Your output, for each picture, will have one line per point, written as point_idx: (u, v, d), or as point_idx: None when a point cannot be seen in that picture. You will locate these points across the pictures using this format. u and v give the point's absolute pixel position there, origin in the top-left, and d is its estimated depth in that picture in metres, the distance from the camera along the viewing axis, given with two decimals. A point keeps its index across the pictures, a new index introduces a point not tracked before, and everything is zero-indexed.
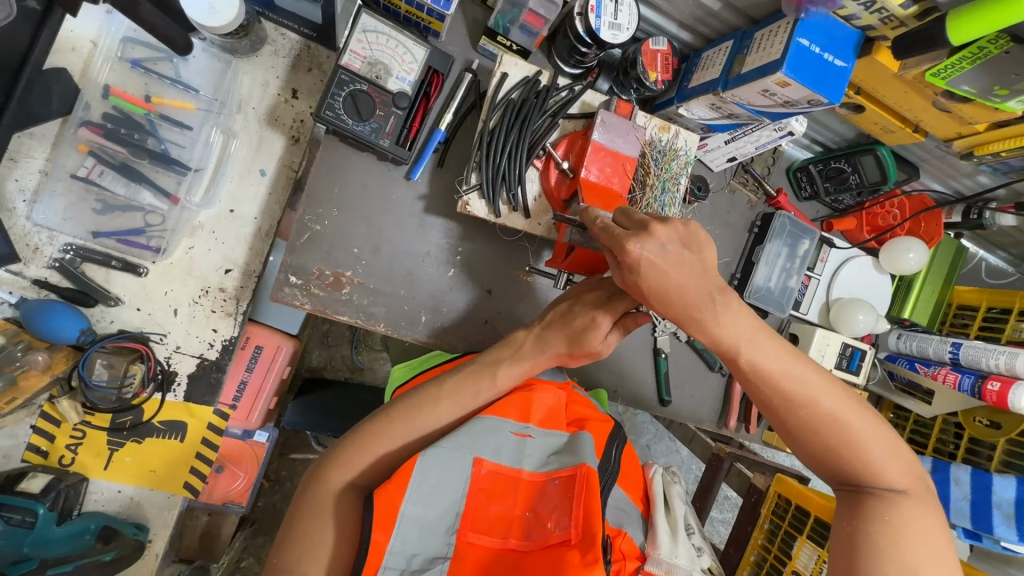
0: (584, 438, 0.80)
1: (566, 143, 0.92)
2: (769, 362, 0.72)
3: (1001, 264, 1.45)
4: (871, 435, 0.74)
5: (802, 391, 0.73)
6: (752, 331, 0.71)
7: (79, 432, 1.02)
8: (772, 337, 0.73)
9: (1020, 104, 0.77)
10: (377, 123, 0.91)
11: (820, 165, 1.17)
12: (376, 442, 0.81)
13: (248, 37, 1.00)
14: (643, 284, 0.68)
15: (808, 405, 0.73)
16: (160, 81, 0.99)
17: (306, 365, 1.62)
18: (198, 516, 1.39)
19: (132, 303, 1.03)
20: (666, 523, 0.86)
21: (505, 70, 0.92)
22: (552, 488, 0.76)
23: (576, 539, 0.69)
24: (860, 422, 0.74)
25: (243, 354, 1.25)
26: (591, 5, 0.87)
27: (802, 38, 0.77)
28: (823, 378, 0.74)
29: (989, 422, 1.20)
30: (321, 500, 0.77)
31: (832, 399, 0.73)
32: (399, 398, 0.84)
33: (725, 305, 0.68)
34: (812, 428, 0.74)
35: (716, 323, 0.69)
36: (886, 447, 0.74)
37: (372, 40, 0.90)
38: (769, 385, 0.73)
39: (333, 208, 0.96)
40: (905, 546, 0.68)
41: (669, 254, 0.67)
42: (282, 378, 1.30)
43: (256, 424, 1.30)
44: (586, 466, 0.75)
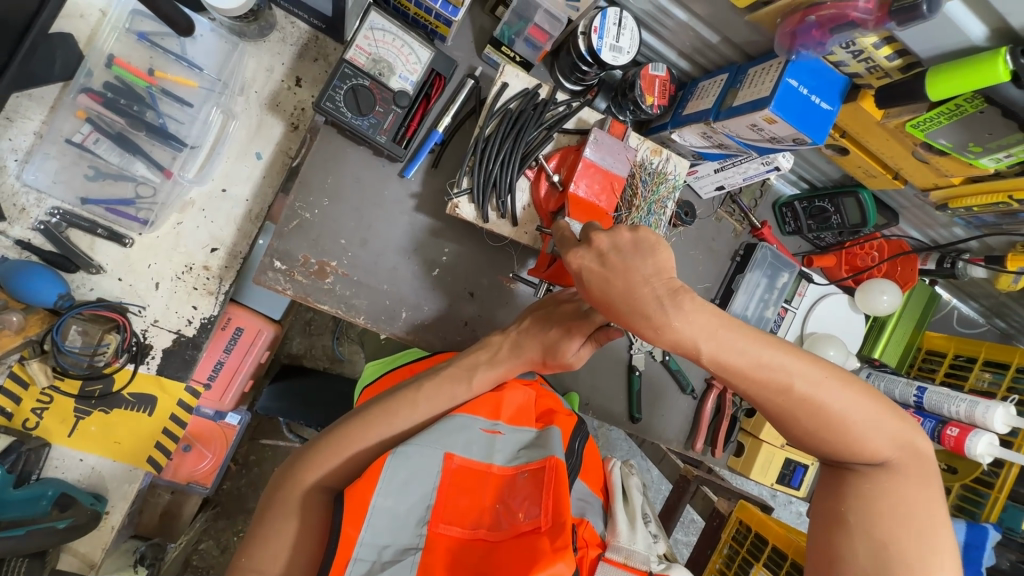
0: (552, 432, 0.80)
1: (559, 156, 0.93)
2: (738, 358, 0.66)
3: (973, 314, 1.49)
4: (852, 408, 0.69)
5: (776, 379, 0.67)
6: (711, 325, 0.65)
7: (47, 397, 1.02)
8: (735, 327, 0.66)
9: (992, 163, 0.82)
10: (376, 119, 0.93)
11: (805, 202, 1.21)
12: (343, 449, 0.78)
13: (257, 22, 1.01)
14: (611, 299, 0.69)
15: (782, 392, 0.68)
16: (165, 56, 1.00)
17: (287, 352, 1.62)
18: (161, 493, 1.39)
19: (113, 272, 1.03)
20: (624, 513, 0.85)
21: (505, 80, 0.93)
22: (521, 481, 0.76)
23: (546, 526, 0.70)
24: (840, 400, 0.69)
25: (222, 334, 1.25)
26: (594, 26, 0.89)
27: (791, 79, 0.80)
28: (799, 358, 0.68)
29: (948, 467, 1.25)
30: (291, 500, 0.76)
31: (808, 380, 0.67)
32: (377, 399, 0.82)
33: (676, 306, 0.64)
34: (789, 413, 0.70)
35: (669, 328, 0.64)
36: (869, 416, 0.69)
37: (379, 37, 0.92)
38: (739, 377, 0.68)
39: (324, 197, 0.98)
40: (880, 523, 0.67)
41: (608, 261, 0.68)
42: (259, 361, 1.31)
43: (228, 405, 1.30)
44: (554, 458, 0.75)
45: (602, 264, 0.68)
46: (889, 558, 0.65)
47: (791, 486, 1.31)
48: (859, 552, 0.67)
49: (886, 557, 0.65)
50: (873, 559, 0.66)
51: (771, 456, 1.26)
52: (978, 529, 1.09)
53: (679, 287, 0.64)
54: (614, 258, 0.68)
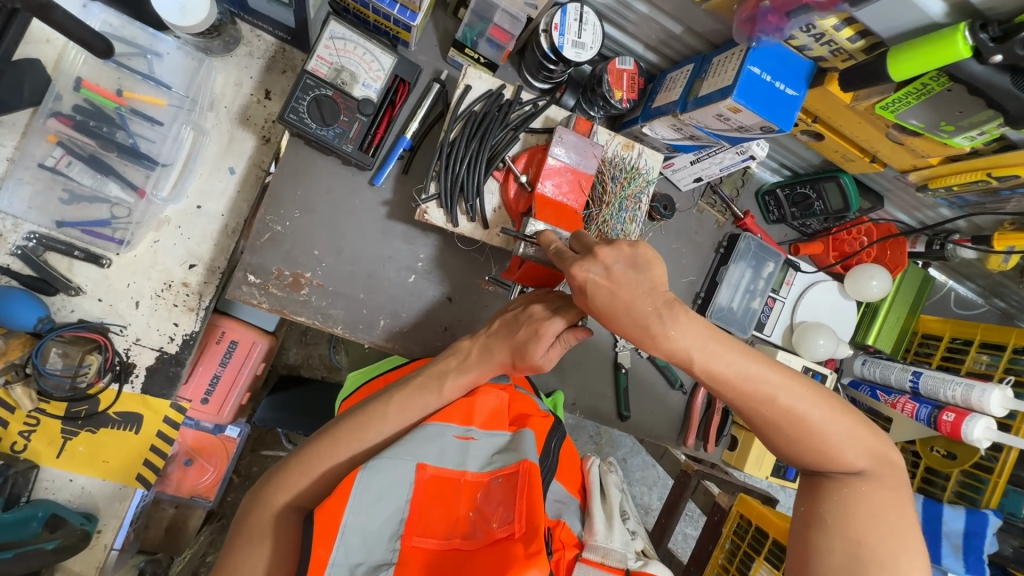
0: (524, 435, 0.79)
1: (526, 156, 0.93)
2: (727, 369, 0.71)
3: (971, 295, 1.46)
4: (830, 421, 0.74)
5: (759, 390, 0.72)
6: (703, 337, 0.71)
7: (33, 419, 1.03)
8: (727, 342, 0.72)
9: (967, 141, 0.80)
10: (341, 128, 0.92)
11: (787, 189, 1.19)
12: (314, 466, 0.77)
13: (221, 37, 1.01)
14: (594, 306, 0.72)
15: (766, 402, 0.73)
16: (132, 76, 1.00)
17: (283, 362, 1.63)
18: (165, 508, 1.42)
19: (93, 293, 1.04)
20: (601, 511, 0.84)
21: (468, 82, 0.93)
22: (495, 486, 0.75)
23: (520, 533, 0.69)
24: (819, 413, 0.73)
25: (217, 349, 1.24)
26: (554, 23, 0.88)
27: (753, 66, 0.78)
28: (782, 374, 0.73)
29: (946, 453, 1.20)
30: (261, 524, 0.74)
31: (789, 393, 0.72)
32: (346, 414, 0.81)
33: (673, 318, 0.69)
34: (773, 423, 0.74)
35: (666, 338, 0.70)
36: (846, 430, 0.74)
37: (340, 46, 0.91)
38: (725, 386, 0.73)
39: (295, 209, 0.97)
40: (853, 523, 0.71)
41: (614, 275, 0.71)
42: (255, 373, 1.30)
43: (226, 419, 1.29)
44: (528, 462, 0.75)
45: (609, 276, 0.70)
46: (862, 557, 0.69)
47: (786, 478, 1.29)
48: (835, 550, 0.70)
49: (859, 554, 0.69)
50: (847, 556, 0.69)
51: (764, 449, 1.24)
52: (978, 515, 1.08)
53: (675, 298, 0.70)
54: (619, 271, 0.70)
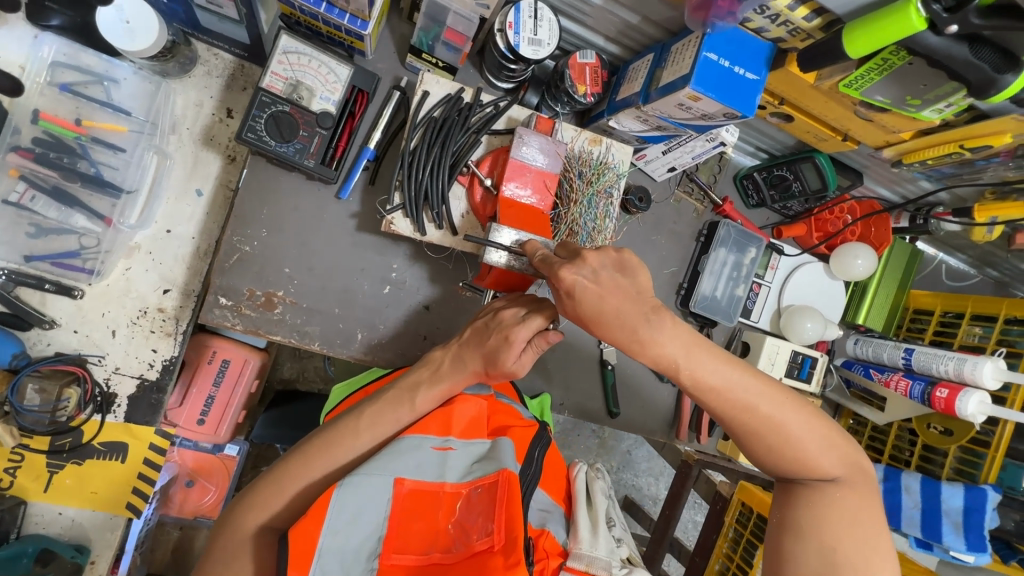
0: (503, 443, 0.79)
1: (490, 160, 0.91)
2: (714, 377, 0.72)
3: (963, 266, 1.43)
4: (807, 430, 0.74)
5: (741, 398, 0.73)
6: (687, 344, 0.71)
7: (17, 456, 1.02)
8: (711, 350, 0.72)
9: (935, 114, 0.78)
10: (302, 144, 0.91)
11: (764, 172, 1.16)
12: (288, 486, 0.77)
13: (175, 59, 1.00)
14: (581, 310, 0.71)
15: (748, 410, 0.73)
16: (91, 105, 0.98)
17: (278, 377, 1.58)
18: (170, 530, 1.41)
19: (69, 325, 1.04)
20: (587, 518, 0.83)
21: (426, 88, 0.91)
22: (474, 497, 0.75)
23: (499, 545, 0.68)
24: (798, 423, 0.74)
25: (210, 369, 1.21)
26: (508, 21, 0.86)
27: (709, 53, 0.77)
28: (763, 383, 0.74)
29: (943, 429, 1.16)
30: (234, 548, 0.73)
31: (769, 401, 0.73)
32: (319, 432, 0.80)
33: (660, 322, 0.69)
34: (754, 432, 0.74)
35: (653, 343, 0.70)
36: (822, 441, 0.74)
37: (293, 61, 0.90)
38: (708, 394, 0.73)
39: (263, 228, 0.96)
40: (827, 527, 0.71)
41: (602, 279, 0.70)
42: (250, 391, 1.26)
43: (225, 438, 1.27)
44: (507, 471, 0.74)
45: (596, 281, 0.69)
46: (835, 561, 0.69)
47: None
48: (809, 554, 0.70)
49: (834, 560, 0.69)
50: (822, 561, 0.69)
51: None
52: (976, 491, 1.07)
53: (663, 305, 0.70)
54: (607, 276, 0.70)
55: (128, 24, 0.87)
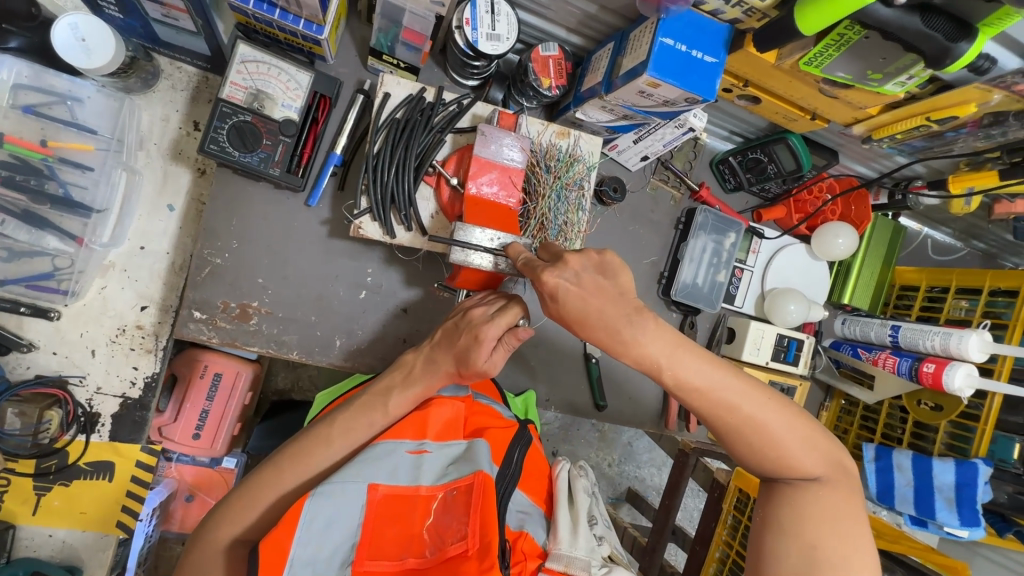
0: (479, 445, 0.79)
1: (455, 159, 0.91)
2: (697, 377, 0.72)
3: (949, 240, 1.42)
4: (788, 429, 0.74)
5: (723, 398, 0.73)
6: (671, 346, 0.71)
7: (4, 480, 1.03)
8: (694, 351, 0.72)
9: (898, 87, 0.76)
10: (266, 153, 0.90)
11: (739, 156, 1.15)
12: (262, 497, 0.77)
13: (136, 74, 1.00)
14: (565, 312, 0.71)
15: (731, 410, 0.73)
16: (55, 125, 0.96)
17: (273, 388, 1.48)
18: (172, 546, 1.41)
19: (48, 347, 1.04)
20: (568, 518, 0.82)
21: (387, 90, 0.91)
22: (449, 499, 0.75)
23: (474, 550, 0.68)
24: (780, 423, 0.73)
25: (202, 383, 1.20)
26: (465, 18, 0.86)
27: (665, 38, 0.76)
28: (745, 382, 0.74)
29: (934, 405, 1.14)
30: (208, 561, 0.74)
31: (752, 402, 0.73)
32: (294, 440, 0.81)
33: (642, 324, 0.70)
34: (738, 431, 0.74)
35: (636, 344, 0.70)
36: (803, 440, 0.74)
37: (252, 69, 0.89)
38: (690, 392, 0.73)
39: (233, 240, 0.96)
40: (807, 526, 0.70)
41: (585, 281, 0.71)
42: (244, 403, 1.26)
43: (221, 451, 1.26)
44: (482, 473, 0.74)
45: (579, 283, 0.70)
46: (816, 559, 0.68)
47: None
48: (790, 553, 0.69)
49: (814, 558, 0.68)
50: (802, 558, 0.68)
51: None
52: (967, 466, 1.06)
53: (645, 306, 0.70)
54: (589, 277, 0.71)
55: (84, 42, 0.87)
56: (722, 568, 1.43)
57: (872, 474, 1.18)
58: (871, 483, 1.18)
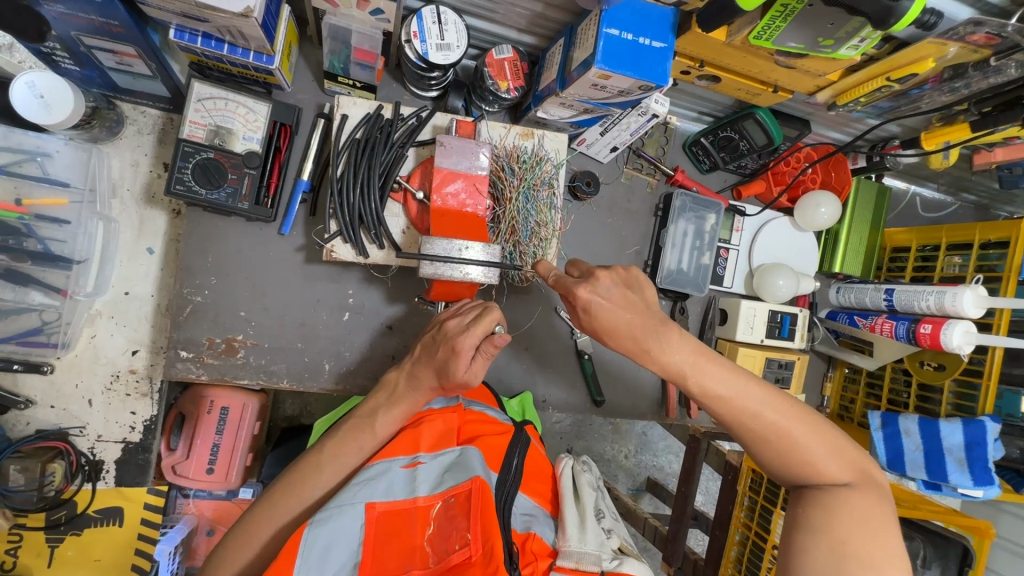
0: (472, 452, 0.79)
1: (419, 172, 0.91)
2: (721, 386, 0.73)
3: (937, 195, 1.39)
4: (813, 436, 0.73)
5: (746, 405, 0.73)
6: (694, 354, 0.74)
7: (16, 536, 1.08)
8: (717, 359, 0.75)
9: (852, 51, 0.75)
10: (233, 187, 0.90)
11: (710, 136, 1.14)
12: (258, 531, 0.77)
13: (100, 123, 1.01)
14: (596, 323, 0.75)
15: (755, 417, 0.73)
16: (27, 182, 0.96)
17: (281, 415, 1.41)
18: None
19: (45, 401, 1.07)
20: (575, 514, 0.82)
21: (344, 111, 0.92)
22: (447, 508, 0.74)
23: (477, 556, 0.68)
24: (803, 429, 0.73)
25: (209, 419, 1.13)
26: (412, 31, 0.85)
27: (610, 29, 0.75)
28: (766, 390, 0.74)
29: (936, 365, 1.13)
30: None
31: (775, 409, 0.73)
32: (284, 471, 0.81)
33: (666, 336, 0.73)
34: (763, 438, 0.74)
35: (662, 353, 0.73)
36: (827, 445, 0.73)
37: (210, 107, 0.89)
38: (712, 398, 0.74)
39: (211, 276, 0.96)
40: (837, 525, 0.68)
41: (614, 298, 0.74)
42: (255, 433, 1.19)
43: (236, 483, 1.19)
44: (478, 479, 0.74)
45: (612, 298, 0.74)
46: (846, 556, 0.67)
47: None
48: (821, 552, 0.68)
49: (845, 555, 0.67)
50: (831, 556, 0.67)
51: None
52: (974, 425, 1.04)
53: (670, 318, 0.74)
54: (615, 293, 0.74)
55: (42, 97, 0.88)
56: (744, 551, 1.38)
57: (880, 442, 1.16)
58: (880, 451, 1.15)
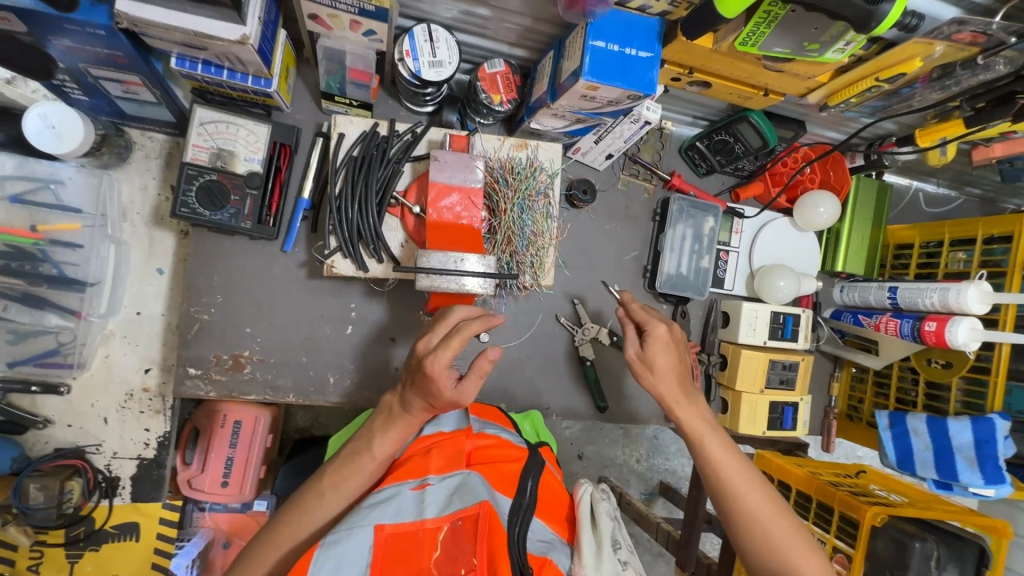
0: (477, 479, 0.81)
1: (415, 187, 0.93)
2: (723, 460, 0.87)
3: (941, 189, 1.38)
4: (787, 528, 0.83)
5: (739, 483, 0.85)
6: (707, 424, 0.89)
7: (37, 552, 1.12)
8: (722, 440, 0.89)
9: (838, 54, 0.75)
10: (235, 208, 0.93)
11: (706, 140, 1.14)
12: (270, 550, 0.79)
13: (110, 149, 1.04)
14: (653, 357, 0.89)
15: (745, 497, 0.85)
16: (43, 210, 1.00)
17: (293, 427, 1.43)
18: None
19: (62, 420, 1.10)
20: (591, 541, 0.83)
21: (341, 130, 0.94)
22: (455, 531, 0.76)
23: None
24: (781, 519, 0.84)
25: (223, 432, 1.16)
26: (405, 50, 0.87)
27: (596, 41, 0.77)
28: (756, 477, 0.87)
29: (944, 362, 1.12)
30: None
31: (761, 494, 0.85)
32: (296, 492, 0.83)
33: (692, 395, 0.90)
34: (747, 518, 0.84)
35: (685, 408, 0.89)
36: (797, 540, 0.83)
37: (212, 130, 0.92)
38: (712, 467, 0.87)
39: (217, 295, 0.99)
40: None
41: (674, 336, 0.92)
42: (267, 446, 1.21)
43: (250, 496, 1.21)
44: (485, 504, 0.76)
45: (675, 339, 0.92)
46: None
47: (785, 428, 1.20)
48: None
49: None
50: None
51: (755, 405, 1.17)
52: (983, 423, 1.03)
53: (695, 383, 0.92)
54: (677, 333, 0.93)
55: (53, 126, 0.91)
56: None
57: (889, 442, 1.14)
58: (889, 452, 1.14)
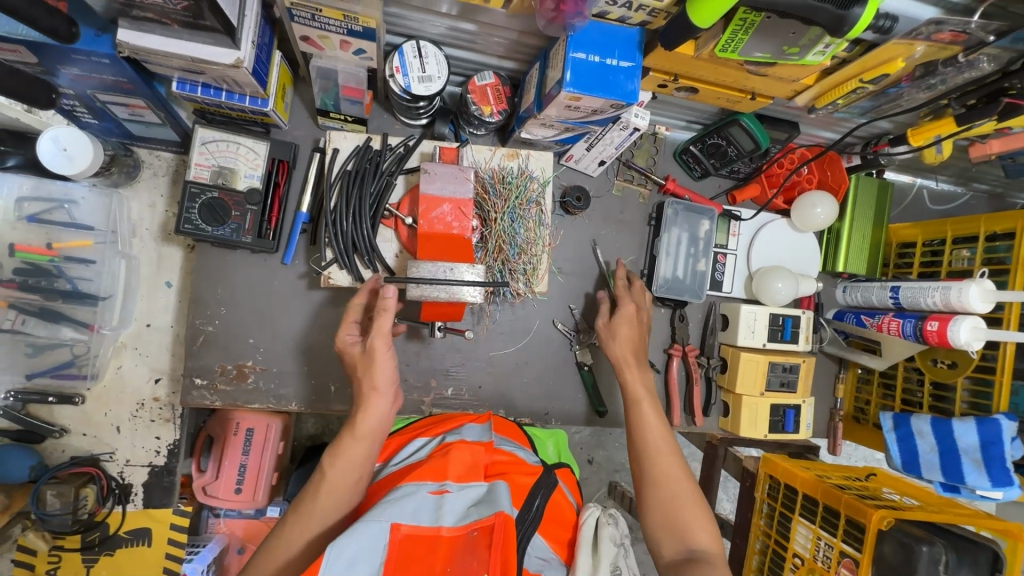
0: (499, 488, 0.79)
1: (408, 199, 0.96)
2: (648, 423, 0.92)
3: (948, 186, 1.36)
4: (688, 497, 0.84)
5: (654, 446, 0.89)
6: (645, 392, 0.96)
7: (55, 557, 1.16)
8: (656, 410, 0.94)
9: (819, 57, 0.76)
10: (236, 223, 0.96)
11: (699, 144, 1.15)
12: (278, 551, 0.76)
13: (119, 169, 1.09)
14: (616, 325, 1.04)
15: (655, 459, 0.88)
16: (57, 228, 1.04)
17: (303, 434, 1.46)
18: None
19: (77, 430, 1.16)
20: (590, 563, 0.82)
21: (335, 146, 0.99)
22: (472, 539, 0.73)
23: None
24: (688, 489, 0.85)
25: (235, 440, 1.19)
26: (395, 66, 0.89)
27: (577, 53, 0.78)
28: (674, 449, 0.89)
29: (949, 363, 1.10)
30: None
31: (672, 462, 0.87)
32: (308, 488, 0.81)
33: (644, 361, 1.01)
34: (653, 479, 0.86)
35: (632, 371, 0.99)
36: (696, 513, 0.83)
37: (213, 149, 0.96)
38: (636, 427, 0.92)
39: (221, 307, 1.02)
40: None
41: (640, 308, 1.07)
42: (279, 452, 1.24)
43: (263, 503, 1.23)
44: (503, 513, 0.73)
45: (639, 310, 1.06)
46: None
47: (787, 431, 1.20)
48: None
49: None
50: None
51: (756, 408, 1.17)
52: (989, 424, 1.00)
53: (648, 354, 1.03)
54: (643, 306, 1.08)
55: (64, 149, 0.95)
56: (764, 561, 1.29)
57: (894, 445, 1.13)
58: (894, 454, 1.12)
